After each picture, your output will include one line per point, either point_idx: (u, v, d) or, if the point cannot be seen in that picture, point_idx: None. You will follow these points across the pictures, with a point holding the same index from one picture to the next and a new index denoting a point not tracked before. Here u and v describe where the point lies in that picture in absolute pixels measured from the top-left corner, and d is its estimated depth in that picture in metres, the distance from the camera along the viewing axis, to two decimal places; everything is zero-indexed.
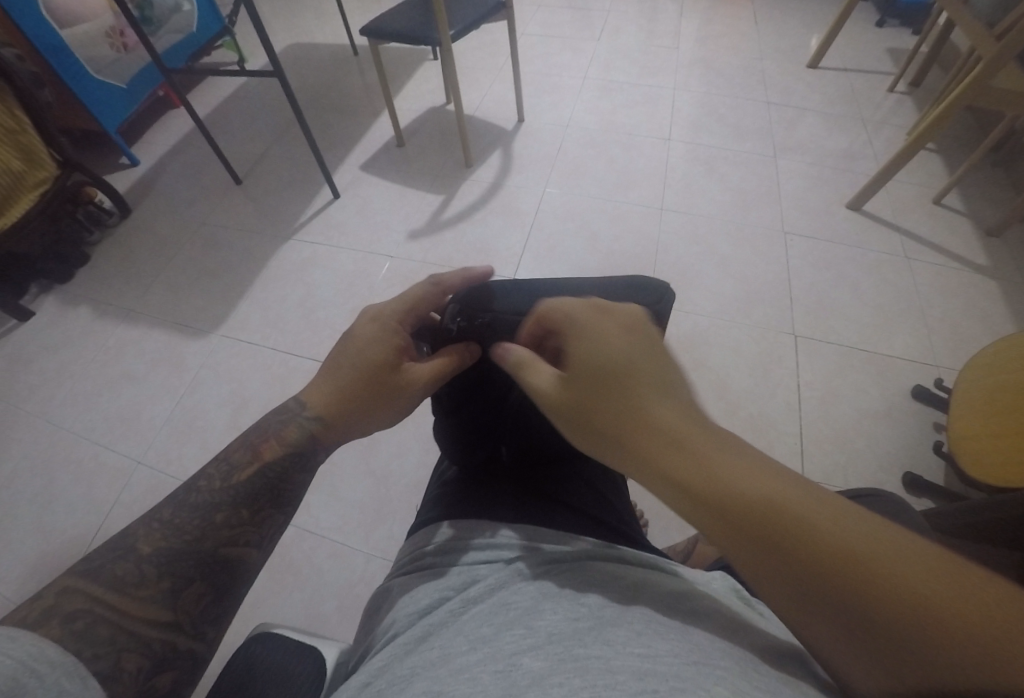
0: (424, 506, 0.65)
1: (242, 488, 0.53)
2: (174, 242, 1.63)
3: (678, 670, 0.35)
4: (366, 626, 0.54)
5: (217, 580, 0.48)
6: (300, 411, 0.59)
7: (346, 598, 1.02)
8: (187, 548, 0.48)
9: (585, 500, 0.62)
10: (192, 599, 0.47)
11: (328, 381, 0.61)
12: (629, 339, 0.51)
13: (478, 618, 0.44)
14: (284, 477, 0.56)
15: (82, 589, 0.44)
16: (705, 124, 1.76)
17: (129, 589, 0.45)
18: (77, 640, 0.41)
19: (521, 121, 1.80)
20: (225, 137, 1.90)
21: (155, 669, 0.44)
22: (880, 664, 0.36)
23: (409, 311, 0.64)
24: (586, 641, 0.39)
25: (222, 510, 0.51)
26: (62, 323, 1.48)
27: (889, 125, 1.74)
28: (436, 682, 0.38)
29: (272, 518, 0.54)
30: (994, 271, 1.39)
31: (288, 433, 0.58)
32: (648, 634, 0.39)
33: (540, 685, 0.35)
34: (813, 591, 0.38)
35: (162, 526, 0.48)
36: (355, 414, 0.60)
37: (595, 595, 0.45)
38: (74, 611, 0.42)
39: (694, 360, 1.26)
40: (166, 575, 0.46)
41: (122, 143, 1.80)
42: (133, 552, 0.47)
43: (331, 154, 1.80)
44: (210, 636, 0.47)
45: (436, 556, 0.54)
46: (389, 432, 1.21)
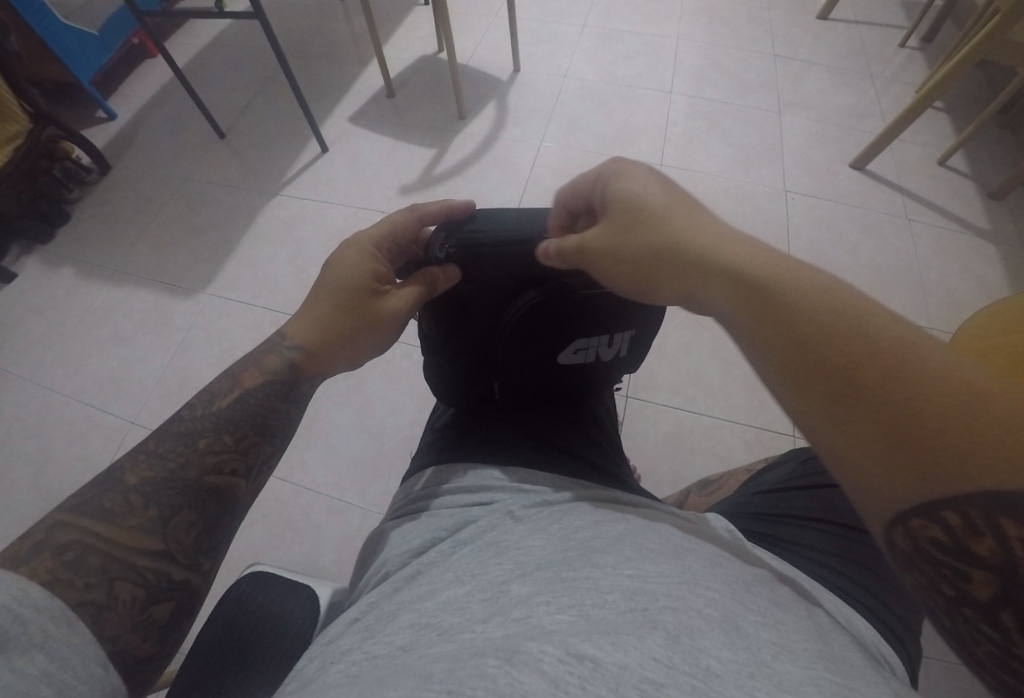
0: (419, 450, 0.66)
1: (225, 415, 0.52)
2: (158, 199, 1.57)
3: (669, 589, 0.35)
4: (360, 570, 0.53)
5: (206, 509, 0.47)
6: (280, 342, 0.58)
7: (343, 551, 1.02)
8: (173, 477, 0.47)
9: (575, 442, 0.64)
10: (182, 528, 0.45)
11: (307, 312, 0.59)
12: (663, 195, 0.50)
13: (467, 554, 0.43)
14: (264, 406, 0.54)
15: (74, 523, 0.42)
16: (709, 77, 1.70)
17: (116, 519, 0.44)
18: (68, 569, 0.40)
19: (517, 71, 1.72)
20: (206, 87, 1.81)
21: (150, 599, 0.43)
22: (944, 482, 0.31)
23: (388, 235, 0.60)
24: (574, 565, 0.38)
25: (205, 436, 0.50)
26: (45, 284, 1.43)
27: (898, 82, 1.69)
28: (423, 616, 0.37)
29: (258, 447, 0.52)
30: (994, 234, 1.38)
31: (268, 361, 0.56)
32: (640, 555, 0.38)
33: (526, 607, 0.35)
34: (859, 403, 0.34)
35: (148, 456, 0.47)
36: (335, 345, 0.59)
37: (585, 522, 0.43)
38: (62, 543, 0.41)
39: (691, 319, 1.25)
40: (153, 505, 0.45)
41: (97, 95, 1.71)
42: (118, 483, 0.45)
43: (318, 106, 1.73)
44: (205, 567, 0.47)
45: (431, 498, 0.53)
46: (382, 390, 1.19)
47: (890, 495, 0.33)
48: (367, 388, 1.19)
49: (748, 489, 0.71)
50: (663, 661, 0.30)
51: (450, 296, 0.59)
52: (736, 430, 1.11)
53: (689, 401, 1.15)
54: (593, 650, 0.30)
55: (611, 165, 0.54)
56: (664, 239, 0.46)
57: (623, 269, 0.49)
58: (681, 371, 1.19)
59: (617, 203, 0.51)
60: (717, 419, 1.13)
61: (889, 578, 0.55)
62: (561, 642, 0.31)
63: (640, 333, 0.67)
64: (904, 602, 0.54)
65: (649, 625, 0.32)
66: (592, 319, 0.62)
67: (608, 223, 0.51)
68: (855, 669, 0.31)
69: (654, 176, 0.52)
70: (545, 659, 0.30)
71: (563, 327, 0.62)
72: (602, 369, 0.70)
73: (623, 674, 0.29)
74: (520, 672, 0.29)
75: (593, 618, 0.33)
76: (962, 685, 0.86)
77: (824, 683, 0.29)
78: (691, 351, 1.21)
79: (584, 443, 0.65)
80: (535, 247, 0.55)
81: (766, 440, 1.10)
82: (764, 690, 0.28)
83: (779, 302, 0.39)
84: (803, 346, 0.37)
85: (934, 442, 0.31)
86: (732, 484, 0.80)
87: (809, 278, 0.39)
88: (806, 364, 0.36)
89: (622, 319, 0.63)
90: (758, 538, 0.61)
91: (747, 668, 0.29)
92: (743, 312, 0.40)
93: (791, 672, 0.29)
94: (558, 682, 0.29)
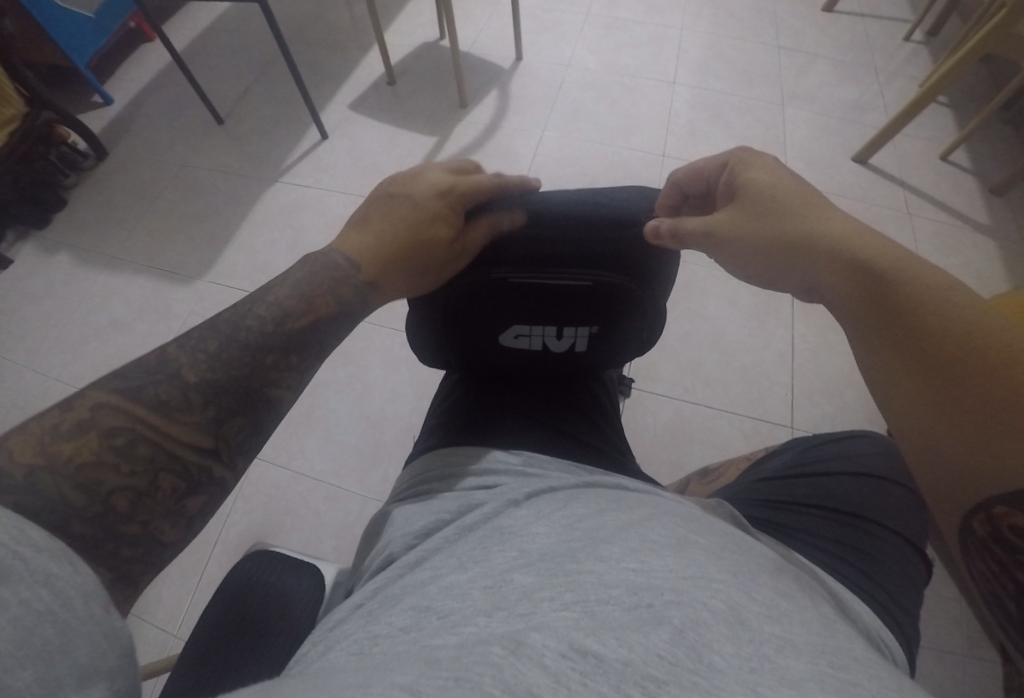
0: (422, 435, 0.68)
1: (295, 334, 0.51)
2: (157, 185, 1.56)
3: (673, 584, 0.34)
4: (363, 550, 0.53)
5: (255, 416, 0.48)
6: (352, 270, 0.55)
7: (343, 537, 1.03)
8: (231, 381, 0.47)
9: (515, 424, 0.65)
10: (234, 431, 0.47)
11: (378, 241, 0.56)
12: (793, 188, 0.54)
13: (471, 540, 0.42)
14: (324, 326, 0.53)
15: (125, 408, 0.43)
16: (712, 67, 1.69)
17: (172, 413, 0.44)
18: (117, 454, 0.41)
19: (518, 59, 1.71)
20: (204, 72, 1.79)
21: (187, 491, 0.44)
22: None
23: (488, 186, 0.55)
24: (578, 557, 0.37)
25: (271, 352, 0.49)
26: (43, 270, 1.42)
27: (902, 76, 1.68)
28: (426, 599, 0.37)
29: (309, 366, 0.52)
30: (994, 230, 1.38)
31: (342, 289, 0.54)
32: (645, 548, 0.37)
33: (530, 599, 0.35)
34: (958, 405, 0.44)
35: (207, 357, 0.47)
36: (402, 282, 0.56)
37: (589, 509, 0.43)
38: (114, 427, 0.42)
39: (690, 311, 1.25)
40: (211, 405, 0.46)
41: (94, 79, 1.69)
42: (177, 377, 0.45)
43: (318, 92, 1.71)
44: (240, 468, 0.48)
45: (430, 482, 0.54)
46: (382, 377, 1.19)
47: (989, 482, 0.44)
48: (367, 376, 1.19)
49: (750, 476, 0.71)
50: (667, 657, 0.29)
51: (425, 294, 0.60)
52: (734, 421, 1.11)
53: (689, 392, 1.15)
54: (597, 645, 0.30)
55: (739, 153, 0.57)
56: (794, 233, 0.52)
57: (748, 256, 0.54)
58: (681, 362, 1.19)
59: (744, 195, 0.55)
60: (715, 411, 1.13)
61: (894, 567, 0.56)
62: (565, 637, 0.31)
63: (604, 327, 0.64)
64: (908, 588, 0.56)
65: (654, 621, 0.31)
66: (538, 312, 0.61)
67: (737, 211, 0.55)
68: (856, 662, 0.31)
69: (779, 169, 0.55)
70: (548, 654, 0.30)
71: (502, 314, 0.62)
72: (563, 356, 0.68)
73: (625, 670, 0.29)
74: (524, 665, 0.29)
75: (597, 613, 0.32)
76: (956, 677, 0.87)
77: (824, 677, 0.29)
78: (690, 341, 1.21)
79: (578, 425, 0.68)
80: (642, 225, 0.54)
81: (764, 431, 1.11)
82: (766, 685, 0.28)
83: (901, 309, 0.47)
84: (936, 351, 0.45)
85: (999, 450, 0.43)
86: (732, 473, 0.81)
87: (946, 289, 0.46)
88: (938, 368, 0.45)
89: (576, 314, 0.62)
90: (763, 526, 0.61)
91: (748, 663, 0.29)
92: (882, 316, 0.48)
93: (792, 667, 0.29)
94: (561, 679, 0.28)
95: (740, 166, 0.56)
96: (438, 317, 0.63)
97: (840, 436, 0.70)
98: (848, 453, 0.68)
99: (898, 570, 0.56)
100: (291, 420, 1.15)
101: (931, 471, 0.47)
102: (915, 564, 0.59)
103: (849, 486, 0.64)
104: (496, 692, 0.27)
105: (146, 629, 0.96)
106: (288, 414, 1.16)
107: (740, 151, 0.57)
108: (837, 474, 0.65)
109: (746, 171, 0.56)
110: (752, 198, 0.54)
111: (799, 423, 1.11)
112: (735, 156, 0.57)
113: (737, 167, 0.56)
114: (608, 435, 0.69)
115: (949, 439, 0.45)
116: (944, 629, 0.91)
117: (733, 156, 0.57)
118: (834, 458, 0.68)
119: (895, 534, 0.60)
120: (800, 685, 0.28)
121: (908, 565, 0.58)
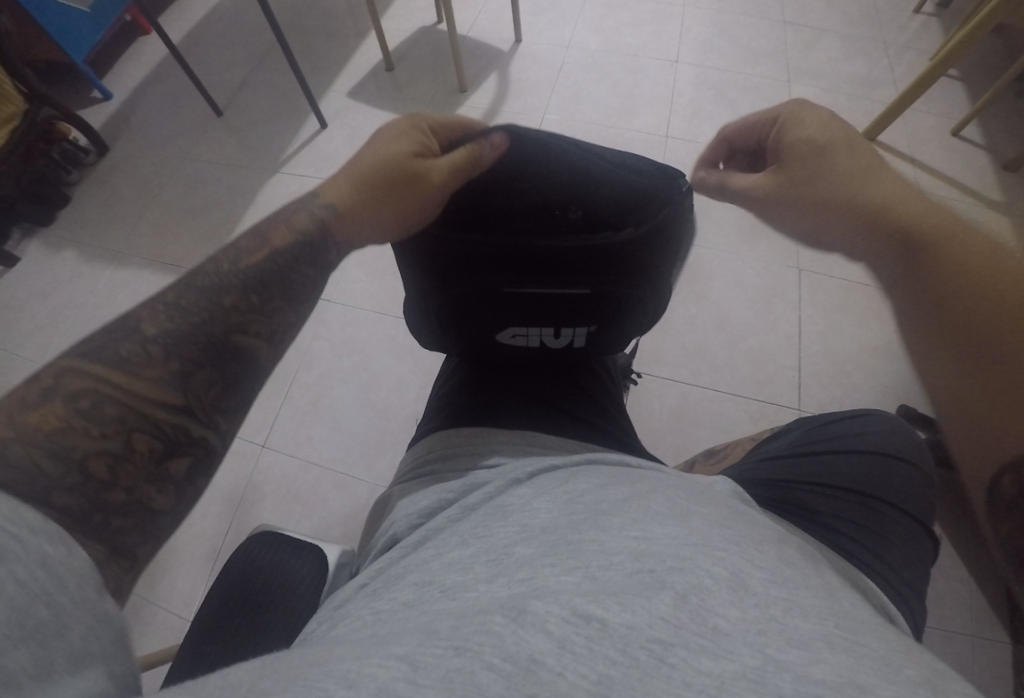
0: (426, 417, 0.69)
1: (254, 274, 0.49)
2: (158, 179, 1.56)
3: (675, 550, 0.33)
4: (367, 535, 0.55)
5: (226, 368, 0.46)
6: (311, 201, 0.54)
7: (352, 524, 1.03)
8: (194, 331, 0.45)
9: (520, 406, 0.65)
10: (202, 384, 0.45)
11: (344, 175, 0.55)
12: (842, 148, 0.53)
13: (474, 520, 0.42)
14: (293, 268, 0.51)
15: (85, 367, 0.42)
16: (716, 45, 1.66)
17: (134, 369, 0.43)
18: (83, 417, 0.41)
19: (518, 42, 1.68)
20: (201, 63, 1.78)
21: (166, 452, 0.44)
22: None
23: (457, 122, 0.56)
24: (580, 528, 0.37)
25: (231, 295, 0.47)
26: (49, 267, 1.43)
27: (911, 50, 1.64)
28: (427, 575, 0.37)
29: (284, 313, 0.50)
30: (1006, 206, 1.36)
31: (298, 221, 0.53)
32: (646, 518, 0.37)
33: (531, 567, 0.34)
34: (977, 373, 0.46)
35: (166, 308, 0.45)
36: (362, 215, 0.54)
37: (590, 485, 0.43)
38: (77, 390, 0.41)
39: (695, 293, 1.24)
40: (173, 358, 0.44)
41: (92, 75, 1.68)
42: (137, 332, 0.44)
43: (316, 81, 1.69)
44: (222, 427, 0.47)
45: (434, 463, 0.56)
46: (386, 366, 1.19)
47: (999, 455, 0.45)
48: (371, 365, 1.19)
49: (755, 454, 0.71)
50: (672, 620, 0.28)
51: (435, 269, 0.60)
52: (740, 403, 1.10)
53: (693, 375, 1.15)
54: (600, 610, 0.28)
55: (792, 106, 0.56)
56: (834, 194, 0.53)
57: (781, 214, 0.55)
58: (686, 345, 1.18)
59: (792, 155, 0.55)
60: (721, 393, 1.13)
61: (897, 544, 0.56)
62: (567, 603, 0.29)
63: (609, 316, 0.65)
64: (911, 564, 0.56)
65: (656, 585, 0.30)
66: (544, 312, 0.64)
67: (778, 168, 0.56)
68: (863, 627, 0.31)
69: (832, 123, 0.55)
70: (551, 620, 0.28)
71: (509, 309, 0.64)
72: (572, 342, 0.69)
73: (631, 634, 0.27)
74: (526, 633, 0.27)
75: (599, 579, 0.31)
76: (964, 652, 0.87)
77: (834, 640, 0.28)
78: (695, 324, 1.20)
79: (582, 406, 0.68)
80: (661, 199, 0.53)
81: (771, 413, 1.10)
82: (774, 645, 0.27)
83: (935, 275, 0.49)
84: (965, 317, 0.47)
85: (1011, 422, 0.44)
86: (739, 452, 0.80)
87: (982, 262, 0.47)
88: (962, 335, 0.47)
89: (580, 313, 0.64)
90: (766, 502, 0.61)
91: (757, 624, 0.28)
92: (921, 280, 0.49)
93: (801, 629, 0.28)
94: (565, 644, 0.27)
95: (790, 121, 0.55)
96: (445, 297, 0.63)
97: (847, 415, 0.70)
98: (856, 431, 0.67)
99: (901, 547, 0.57)
100: (298, 410, 1.15)
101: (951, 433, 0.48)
102: (919, 541, 0.59)
103: (854, 463, 0.64)
104: (497, 662, 0.26)
105: (162, 616, 0.97)
106: (294, 403, 1.16)
107: (793, 103, 0.56)
108: (843, 451, 0.65)
109: (796, 126, 0.55)
110: (798, 157, 0.54)
111: (806, 404, 1.11)
112: (786, 109, 0.56)
113: (787, 122, 0.56)
114: (612, 415, 0.69)
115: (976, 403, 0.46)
116: (954, 606, 0.91)
117: (785, 109, 0.56)
118: (839, 436, 0.67)
119: (900, 511, 0.60)
120: (810, 647, 0.27)
121: (912, 542, 0.58)
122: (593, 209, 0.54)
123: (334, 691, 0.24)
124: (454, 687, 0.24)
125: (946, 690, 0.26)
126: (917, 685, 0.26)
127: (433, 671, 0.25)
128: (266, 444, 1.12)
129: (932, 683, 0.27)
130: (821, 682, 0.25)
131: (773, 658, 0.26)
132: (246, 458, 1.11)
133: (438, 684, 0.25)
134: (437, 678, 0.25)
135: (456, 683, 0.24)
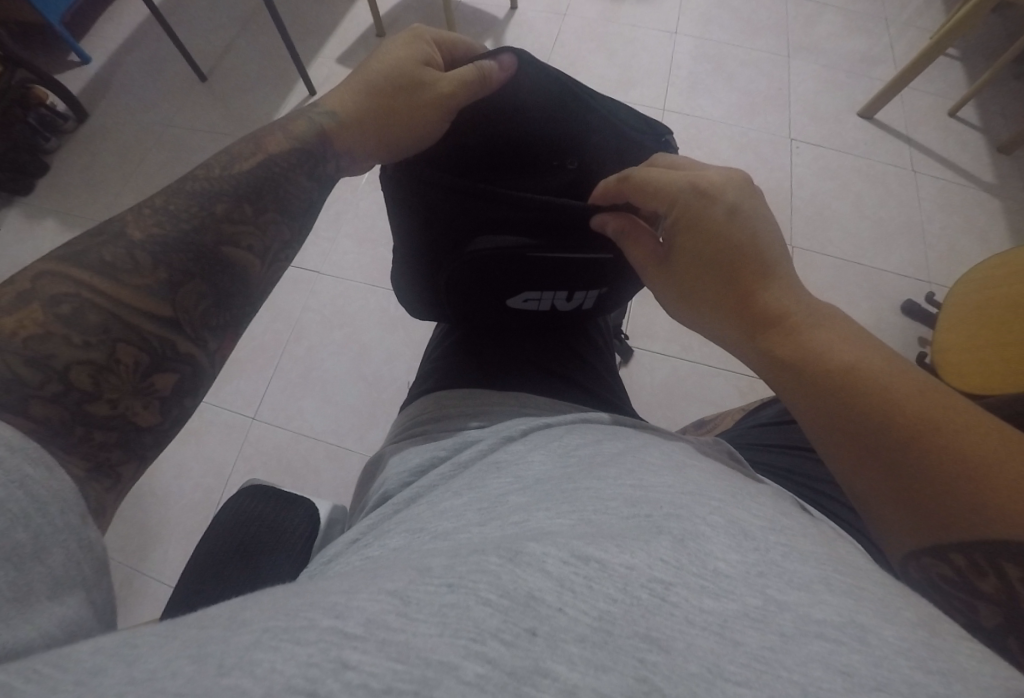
0: (421, 380, 0.70)
1: (245, 181, 0.49)
2: (140, 145, 1.51)
3: (673, 499, 0.33)
4: (362, 492, 0.55)
5: (216, 282, 0.46)
6: (311, 109, 0.55)
7: (344, 493, 1.04)
8: (184, 240, 0.45)
9: (522, 373, 0.65)
10: (192, 298, 0.44)
11: (349, 86, 0.56)
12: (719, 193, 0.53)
13: (468, 475, 0.42)
14: (288, 176, 0.51)
15: (66, 273, 0.41)
16: (716, 16, 1.62)
17: (120, 275, 0.42)
18: (65, 325, 0.39)
19: (514, 8, 1.63)
20: (184, 25, 1.70)
21: (152, 367, 0.42)
22: (933, 508, 0.42)
23: (461, 47, 0.60)
24: (575, 478, 0.36)
25: (223, 202, 0.47)
26: (31, 237, 1.39)
27: (911, 27, 1.62)
28: (419, 523, 0.36)
29: (277, 227, 0.50)
30: (999, 187, 1.36)
31: (296, 126, 0.53)
32: (642, 469, 0.37)
33: (524, 512, 0.33)
34: (860, 434, 0.44)
35: (154, 214, 0.45)
36: (370, 126, 0.55)
37: (583, 440, 0.43)
38: (58, 295, 0.40)
39: None
40: (163, 267, 0.43)
41: (69, 37, 1.60)
42: (123, 237, 0.43)
43: (304, 46, 1.64)
44: (211, 348, 0.46)
45: (427, 423, 0.56)
46: (378, 339, 1.18)
47: (893, 522, 0.44)
48: (363, 337, 1.18)
49: (748, 421, 0.74)
50: (671, 562, 0.28)
51: (429, 218, 0.62)
52: (731, 378, 1.11)
53: (686, 349, 1.15)
54: (598, 551, 0.27)
55: (658, 162, 0.58)
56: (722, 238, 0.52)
57: (680, 256, 0.55)
58: None
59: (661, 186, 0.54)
60: (713, 367, 1.13)
61: None
62: (565, 544, 0.28)
63: (609, 289, 0.70)
64: None
65: (654, 530, 0.29)
66: (546, 280, 0.65)
67: (658, 193, 0.54)
68: (864, 571, 0.31)
69: (704, 168, 0.56)
70: (549, 560, 0.27)
71: (515, 279, 0.64)
72: (568, 313, 0.73)
73: (629, 574, 0.26)
74: (523, 571, 0.26)
75: (595, 521, 0.31)
76: None
77: (833, 582, 0.28)
78: None
79: (580, 370, 0.69)
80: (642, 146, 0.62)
81: (761, 387, 1.11)
82: (775, 587, 0.27)
83: (801, 334, 0.49)
84: (835, 390, 0.46)
85: (888, 484, 0.43)
86: (726, 422, 0.82)
87: (845, 334, 0.49)
88: (837, 403, 0.45)
89: (586, 280, 0.66)
90: (756, 467, 0.64)
91: (757, 568, 0.28)
92: (781, 337, 0.50)
93: (801, 572, 0.28)
94: (564, 583, 0.26)
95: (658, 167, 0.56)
96: (440, 249, 0.65)
97: None
98: None
99: None
100: (289, 382, 1.14)
101: (849, 486, 0.46)
102: None
103: None
104: (493, 597, 0.25)
105: (153, 584, 0.97)
106: (284, 374, 1.15)
107: (661, 159, 0.58)
108: None
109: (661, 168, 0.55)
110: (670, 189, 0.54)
111: None
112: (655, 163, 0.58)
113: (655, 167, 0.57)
114: (608, 383, 0.71)
115: (862, 463, 0.44)
116: None
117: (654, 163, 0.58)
118: None
119: None
120: (810, 589, 0.27)
121: None
122: (587, 161, 0.62)
123: (319, 624, 0.23)
124: (447, 622, 0.23)
125: (945, 635, 0.27)
126: (916, 626, 0.27)
127: (424, 606, 0.24)
128: (256, 415, 1.11)
129: (931, 625, 0.27)
130: (823, 623, 0.25)
131: (774, 599, 0.26)
132: (235, 430, 1.10)
133: (431, 619, 0.23)
134: (429, 613, 0.24)
135: (450, 617, 0.24)
